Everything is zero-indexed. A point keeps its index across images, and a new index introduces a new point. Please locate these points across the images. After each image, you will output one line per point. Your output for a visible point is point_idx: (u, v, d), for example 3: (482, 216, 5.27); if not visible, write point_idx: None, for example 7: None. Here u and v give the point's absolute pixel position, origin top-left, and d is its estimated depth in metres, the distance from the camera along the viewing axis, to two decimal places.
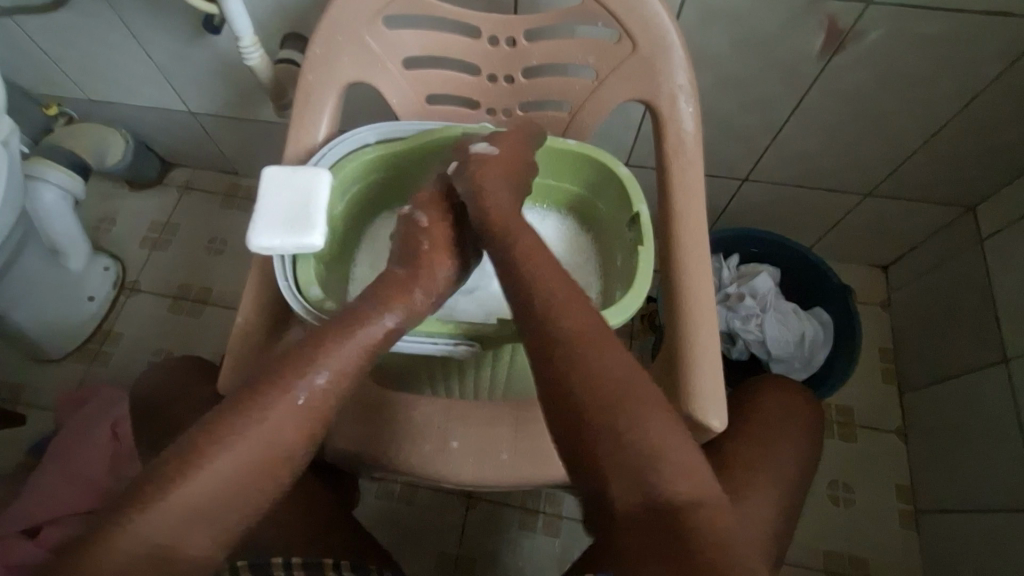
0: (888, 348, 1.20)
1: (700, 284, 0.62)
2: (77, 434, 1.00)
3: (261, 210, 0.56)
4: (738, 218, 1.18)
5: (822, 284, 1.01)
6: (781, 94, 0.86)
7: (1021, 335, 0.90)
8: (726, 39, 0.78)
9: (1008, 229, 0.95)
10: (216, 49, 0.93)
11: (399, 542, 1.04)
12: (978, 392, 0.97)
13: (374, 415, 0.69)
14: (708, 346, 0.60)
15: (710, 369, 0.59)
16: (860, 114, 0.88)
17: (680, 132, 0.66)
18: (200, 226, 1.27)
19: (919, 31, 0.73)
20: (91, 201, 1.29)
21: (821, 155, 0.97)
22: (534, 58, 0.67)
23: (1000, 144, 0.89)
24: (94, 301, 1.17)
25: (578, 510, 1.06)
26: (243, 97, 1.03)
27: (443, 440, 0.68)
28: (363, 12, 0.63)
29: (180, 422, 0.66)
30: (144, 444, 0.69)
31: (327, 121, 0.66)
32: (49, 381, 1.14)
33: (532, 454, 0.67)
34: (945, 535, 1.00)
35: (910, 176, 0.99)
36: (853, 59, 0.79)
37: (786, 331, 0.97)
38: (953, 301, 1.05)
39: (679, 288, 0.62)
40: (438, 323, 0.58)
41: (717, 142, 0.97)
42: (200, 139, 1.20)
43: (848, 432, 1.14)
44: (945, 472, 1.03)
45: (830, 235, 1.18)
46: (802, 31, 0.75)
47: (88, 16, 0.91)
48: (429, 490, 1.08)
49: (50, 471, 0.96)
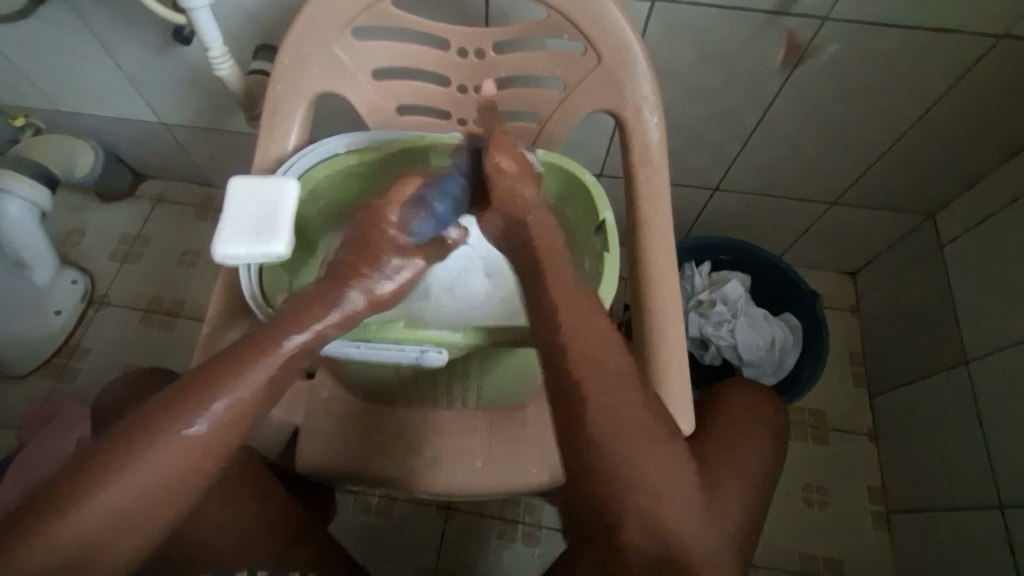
0: (857, 352, 1.22)
1: (663, 288, 0.63)
2: (40, 453, 0.97)
3: (225, 221, 0.55)
4: (711, 227, 1.20)
5: (790, 289, 1.04)
6: (746, 105, 0.88)
7: (979, 336, 0.94)
8: (690, 53, 0.80)
9: (965, 235, 0.99)
10: (187, 59, 0.93)
11: (376, 555, 1.02)
12: (943, 393, 1.00)
13: (349, 425, 0.69)
14: (673, 348, 0.61)
15: (678, 366, 0.61)
16: (821, 126, 0.91)
17: (646, 142, 0.67)
18: (174, 238, 1.25)
19: (872, 46, 0.76)
20: (59, 214, 1.26)
21: (787, 165, 1.00)
22: (502, 70, 0.68)
23: (955, 152, 0.93)
24: (60, 315, 1.15)
25: (557, 518, 1.06)
26: (215, 107, 1.03)
27: (415, 449, 0.69)
28: (331, 23, 0.63)
29: None
30: None
31: (296, 130, 0.66)
32: (13, 398, 1.10)
33: (506, 461, 0.68)
34: (915, 535, 1.02)
35: (872, 185, 1.02)
36: (813, 72, 0.81)
37: (758, 336, 0.99)
38: (919, 305, 1.08)
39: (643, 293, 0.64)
40: (407, 330, 0.58)
41: (687, 152, 0.99)
42: (172, 150, 1.18)
43: (820, 435, 1.16)
44: (913, 471, 1.05)
45: (800, 243, 1.21)
46: (763, 44, 0.78)
47: (57, 27, 0.90)
48: (406, 502, 1.06)
49: (12, 491, 0.93)
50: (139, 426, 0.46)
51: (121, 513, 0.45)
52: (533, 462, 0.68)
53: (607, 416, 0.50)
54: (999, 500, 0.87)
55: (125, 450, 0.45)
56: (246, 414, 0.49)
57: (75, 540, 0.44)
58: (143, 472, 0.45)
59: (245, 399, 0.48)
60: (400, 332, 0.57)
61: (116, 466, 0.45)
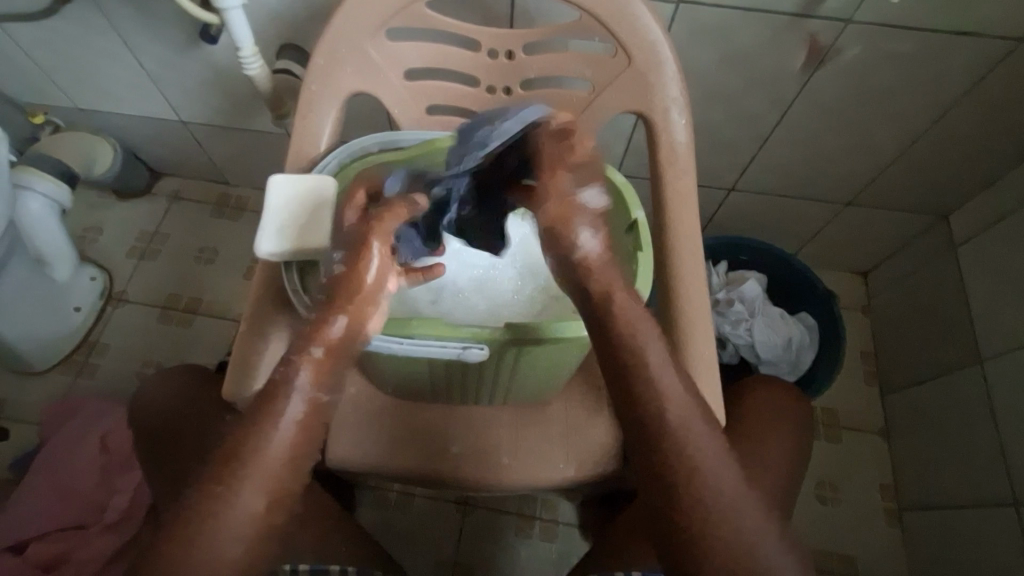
0: (869, 352, 1.23)
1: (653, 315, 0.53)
2: (61, 448, 0.97)
3: (268, 218, 0.57)
4: (725, 227, 1.21)
5: (807, 290, 1.05)
6: (766, 107, 0.89)
7: (994, 336, 0.95)
8: (714, 55, 0.81)
9: (979, 236, 1.00)
10: (211, 58, 0.93)
11: (395, 549, 1.03)
12: (957, 391, 1.01)
13: (382, 421, 0.72)
14: (682, 396, 0.52)
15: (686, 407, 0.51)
16: (838, 127, 0.92)
17: (673, 142, 0.68)
18: (191, 235, 1.26)
19: (893, 49, 0.78)
20: (76, 211, 1.27)
21: (805, 166, 1.01)
22: (531, 71, 0.69)
23: (972, 153, 0.94)
24: (79, 312, 1.16)
25: (574, 515, 1.06)
26: (237, 106, 1.03)
27: (443, 445, 0.71)
28: (365, 24, 0.64)
29: (193, 444, 0.68)
30: (147, 466, 0.70)
31: (329, 130, 0.67)
32: (32, 393, 1.11)
33: (531, 457, 0.71)
34: (929, 535, 1.03)
35: (889, 186, 1.03)
36: (833, 75, 0.83)
37: (774, 334, 1.00)
38: (932, 304, 1.09)
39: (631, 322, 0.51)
40: (446, 326, 0.56)
41: (705, 153, 1.00)
42: (191, 148, 1.19)
43: (833, 433, 1.17)
44: (925, 471, 1.06)
45: (813, 243, 1.22)
46: (785, 46, 0.79)
47: (82, 27, 0.91)
48: (424, 498, 1.07)
49: (36, 485, 0.94)
50: (216, 480, 0.48)
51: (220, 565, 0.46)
52: (559, 458, 0.70)
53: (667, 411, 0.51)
54: (1013, 497, 0.88)
55: (217, 503, 0.47)
56: (305, 435, 0.50)
57: None
58: (227, 532, 0.47)
59: (298, 424, 0.49)
60: (439, 328, 0.56)
61: (193, 532, 0.46)
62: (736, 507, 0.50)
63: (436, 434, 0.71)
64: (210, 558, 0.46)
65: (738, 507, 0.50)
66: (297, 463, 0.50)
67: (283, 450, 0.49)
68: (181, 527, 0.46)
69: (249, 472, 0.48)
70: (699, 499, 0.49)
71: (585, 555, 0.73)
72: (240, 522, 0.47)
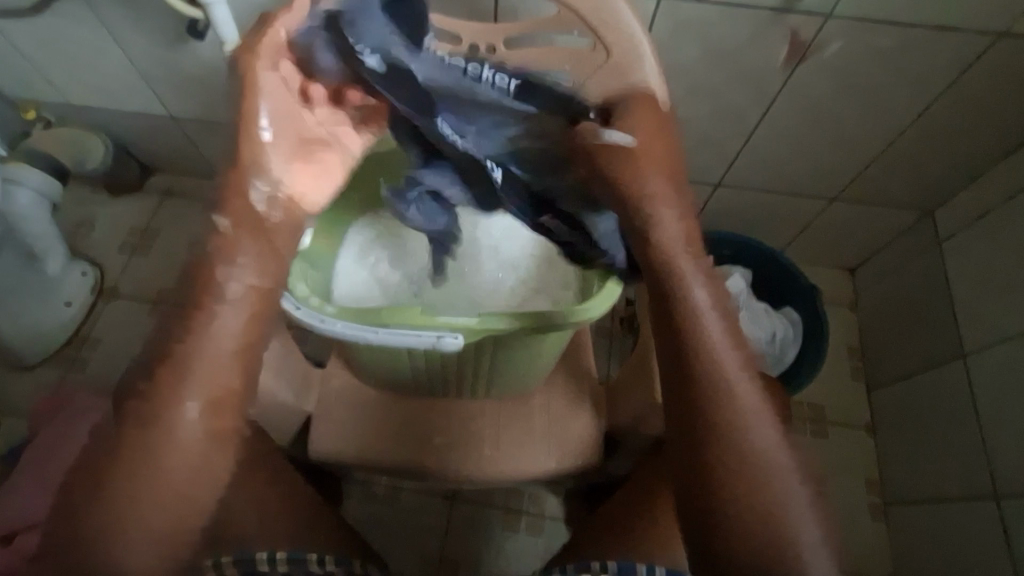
0: (856, 348, 1.24)
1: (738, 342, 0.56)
2: (51, 440, 0.98)
3: None
4: (713, 223, 1.21)
5: (793, 285, 1.05)
6: (750, 103, 0.90)
7: (977, 331, 0.96)
8: (695, 51, 0.82)
9: (964, 232, 1.01)
10: (199, 53, 0.94)
11: (382, 542, 1.04)
12: (940, 385, 1.01)
13: (364, 413, 0.72)
14: (742, 370, 0.55)
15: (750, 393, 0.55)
16: (822, 123, 0.93)
17: None
18: (182, 231, 1.26)
19: (873, 43, 0.78)
20: (67, 206, 1.28)
21: (789, 161, 1.01)
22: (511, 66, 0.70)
23: (956, 148, 0.94)
24: (70, 307, 1.16)
25: (560, 509, 1.07)
26: (225, 101, 1.04)
27: (426, 437, 0.72)
28: None
29: None
30: None
31: None
32: (24, 387, 1.12)
33: (512, 447, 0.72)
34: (913, 529, 1.04)
35: (873, 181, 1.04)
36: (815, 70, 0.83)
37: (758, 329, 1.00)
38: (917, 299, 1.09)
39: (698, 278, 0.57)
40: (424, 316, 0.57)
41: (690, 148, 1.01)
42: (182, 144, 1.20)
43: (819, 428, 1.17)
44: (910, 465, 1.07)
45: (800, 239, 1.23)
46: (766, 42, 0.79)
47: (70, 23, 0.92)
48: (412, 492, 1.08)
49: (26, 477, 0.95)
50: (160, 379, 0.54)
51: (180, 453, 0.54)
52: (539, 451, 0.71)
53: (723, 378, 0.54)
54: (994, 490, 0.89)
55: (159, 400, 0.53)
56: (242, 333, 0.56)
57: (144, 486, 0.52)
58: (173, 423, 0.53)
59: (235, 322, 0.56)
60: (416, 318, 0.57)
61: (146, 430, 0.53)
62: (784, 488, 0.52)
63: (418, 426, 0.72)
64: (164, 449, 0.53)
65: (785, 493, 0.52)
66: (237, 364, 0.56)
67: (223, 347, 0.55)
68: (130, 427, 0.53)
69: (190, 373, 0.54)
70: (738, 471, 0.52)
71: (564, 546, 0.73)
72: (192, 427, 0.54)
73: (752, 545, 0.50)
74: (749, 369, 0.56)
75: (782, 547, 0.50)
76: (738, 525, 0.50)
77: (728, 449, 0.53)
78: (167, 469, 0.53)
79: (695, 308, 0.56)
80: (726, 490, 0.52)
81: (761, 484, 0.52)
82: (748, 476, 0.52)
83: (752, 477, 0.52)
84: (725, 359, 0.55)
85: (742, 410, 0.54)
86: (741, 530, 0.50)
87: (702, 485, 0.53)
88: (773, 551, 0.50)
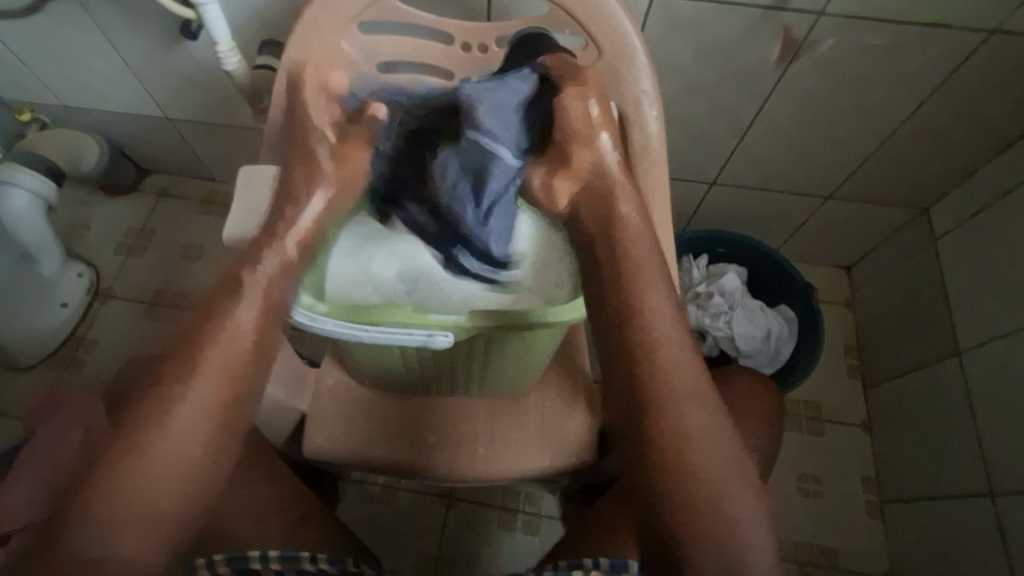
0: (852, 346, 1.24)
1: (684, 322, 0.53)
2: (48, 441, 0.98)
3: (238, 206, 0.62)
4: (709, 221, 1.21)
5: (789, 283, 1.05)
6: (744, 101, 0.90)
7: (972, 329, 0.96)
8: (688, 49, 0.82)
9: (958, 229, 1.01)
10: (193, 54, 0.94)
11: (378, 543, 1.04)
12: (936, 383, 1.02)
13: (359, 412, 0.72)
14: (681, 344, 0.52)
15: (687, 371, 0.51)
16: (817, 121, 0.93)
17: (645, 135, 0.69)
18: (178, 231, 1.26)
19: (866, 41, 0.78)
20: (63, 208, 1.28)
21: (784, 159, 1.01)
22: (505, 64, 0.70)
23: (950, 145, 0.94)
24: (66, 308, 1.16)
25: (556, 508, 1.07)
26: (219, 101, 1.04)
27: (420, 437, 0.72)
28: (338, 18, 0.65)
29: None
30: None
31: None
32: (20, 388, 1.12)
33: (507, 446, 0.71)
34: (909, 526, 1.04)
35: (868, 179, 1.04)
36: (809, 68, 0.83)
37: (753, 327, 1.01)
38: (913, 297, 1.09)
39: (640, 250, 0.55)
40: (416, 314, 0.56)
41: (685, 146, 1.01)
42: (177, 144, 1.20)
43: (816, 426, 1.17)
44: (906, 462, 1.07)
45: (795, 237, 1.23)
46: (759, 40, 0.79)
47: (64, 23, 0.91)
48: (408, 492, 1.08)
49: (22, 478, 0.95)
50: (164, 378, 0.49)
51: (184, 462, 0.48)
52: (534, 450, 0.71)
53: (663, 353, 0.51)
54: (990, 487, 0.89)
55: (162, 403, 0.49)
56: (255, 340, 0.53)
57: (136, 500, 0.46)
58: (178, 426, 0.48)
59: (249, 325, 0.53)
60: (408, 316, 0.56)
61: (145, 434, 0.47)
62: (726, 474, 0.48)
63: (413, 425, 0.72)
64: (165, 458, 0.47)
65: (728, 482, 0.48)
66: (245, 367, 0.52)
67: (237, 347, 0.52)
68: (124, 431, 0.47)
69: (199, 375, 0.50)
70: (677, 454, 0.47)
71: (557, 543, 0.74)
72: (192, 431, 0.48)
73: (693, 531, 0.46)
74: (685, 340, 0.52)
75: (725, 538, 0.46)
76: (676, 512, 0.46)
77: (671, 432, 0.48)
78: (164, 484, 0.47)
79: (636, 275, 0.53)
80: (662, 477, 0.47)
81: (698, 468, 0.47)
82: (684, 455, 0.47)
83: (694, 462, 0.47)
84: (667, 333, 0.51)
85: (681, 388, 0.50)
86: (680, 519, 0.46)
87: (639, 468, 0.48)
88: (715, 542, 0.45)
